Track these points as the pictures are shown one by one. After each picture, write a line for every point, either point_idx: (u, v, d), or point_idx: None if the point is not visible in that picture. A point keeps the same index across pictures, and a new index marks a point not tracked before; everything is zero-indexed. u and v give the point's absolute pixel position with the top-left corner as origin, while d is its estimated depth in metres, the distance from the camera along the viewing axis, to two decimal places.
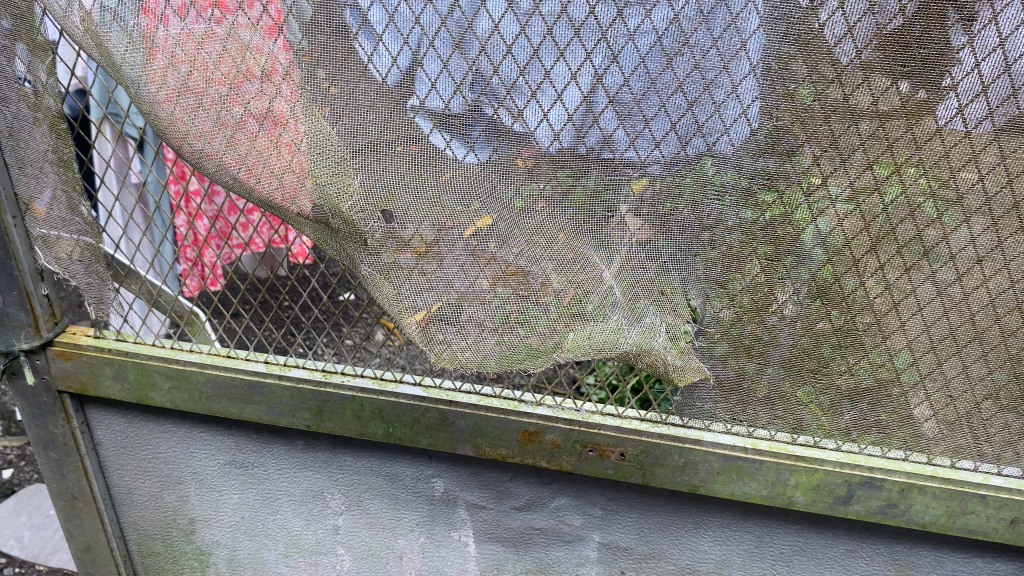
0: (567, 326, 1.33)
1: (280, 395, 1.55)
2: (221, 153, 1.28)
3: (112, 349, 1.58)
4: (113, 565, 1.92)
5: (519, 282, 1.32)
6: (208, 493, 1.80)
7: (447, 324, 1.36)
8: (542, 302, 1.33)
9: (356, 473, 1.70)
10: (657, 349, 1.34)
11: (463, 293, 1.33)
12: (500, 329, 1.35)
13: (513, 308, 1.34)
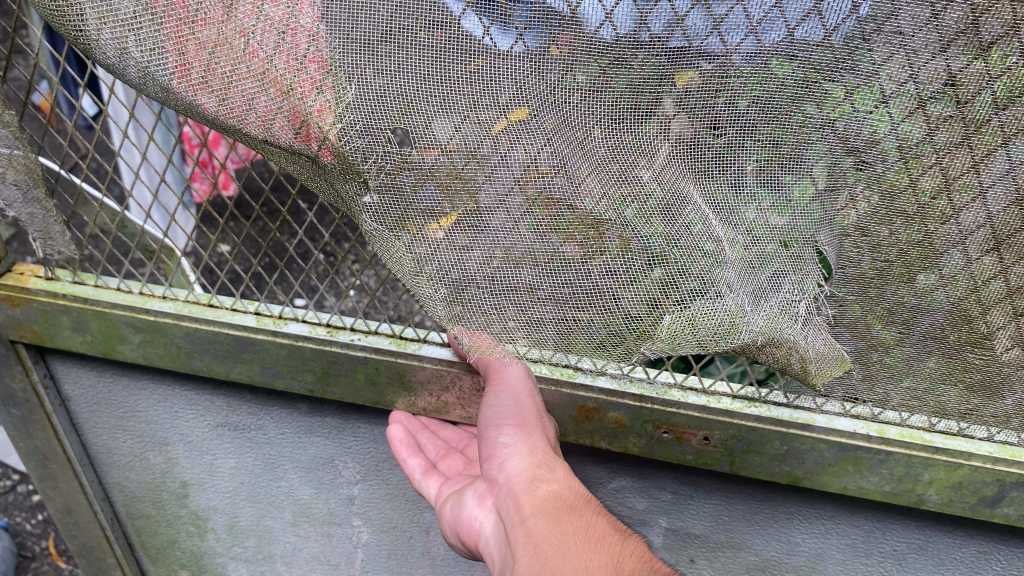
0: (662, 306, 0.93)
1: (276, 353, 1.25)
2: (147, 38, 0.87)
3: (65, 296, 1.26)
4: (97, 530, 1.68)
5: (587, 234, 0.90)
6: (200, 456, 1.53)
7: (481, 284, 0.94)
8: (615, 266, 0.92)
9: (371, 443, 1.40)
10: (791, 338, 0.98)
11: (502, 249, 0.93)
12: (558, 298, 0.94)
13: (584, 272, 0.92)
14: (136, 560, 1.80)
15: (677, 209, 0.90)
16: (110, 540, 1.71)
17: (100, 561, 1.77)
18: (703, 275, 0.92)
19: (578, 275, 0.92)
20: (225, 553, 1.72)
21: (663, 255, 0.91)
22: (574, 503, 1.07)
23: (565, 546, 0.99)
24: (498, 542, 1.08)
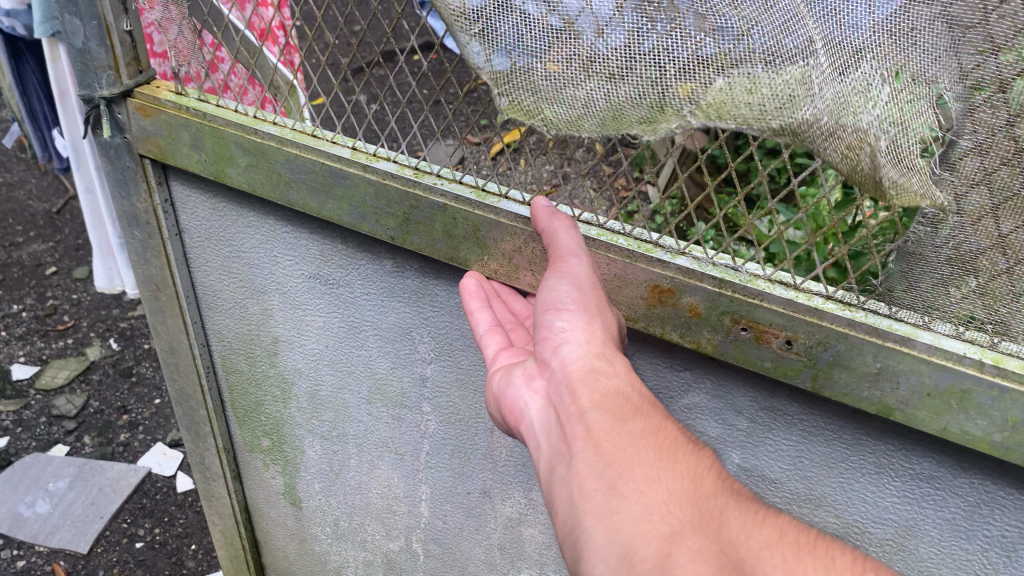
0: (715, 69, 0.81)
1: (363, 192, 1.22)
2: None
3: (189, 109, 1.31)
4: (195, 376, 1.76)
5: (655, 6, 0.81)
6: (292, 311, 1.56)
7: (533, 53, 0.87)
8: (681, 47, 0.81)
9: (447, 316, 1.36)
10: (867, 134, 0.79)
11: (560, 11, 0.85)
12: (614, 70, 0.85)
13: (653, 44, 0.83)
14: (226, 420, 1.86)
15: (775, 1, 0.79)
16: (204, 390, 1.78)
17: (193, 412, 1.84)
18: (778, 61, 0.79)
19: (634, 49, 0.83)
20: (303, 424, 1.74)
21: (738, 40, 0.79)
22: (643, 401, 0.91)
23: (639, 452, 0.84)
24: (551, 432, 0.92)
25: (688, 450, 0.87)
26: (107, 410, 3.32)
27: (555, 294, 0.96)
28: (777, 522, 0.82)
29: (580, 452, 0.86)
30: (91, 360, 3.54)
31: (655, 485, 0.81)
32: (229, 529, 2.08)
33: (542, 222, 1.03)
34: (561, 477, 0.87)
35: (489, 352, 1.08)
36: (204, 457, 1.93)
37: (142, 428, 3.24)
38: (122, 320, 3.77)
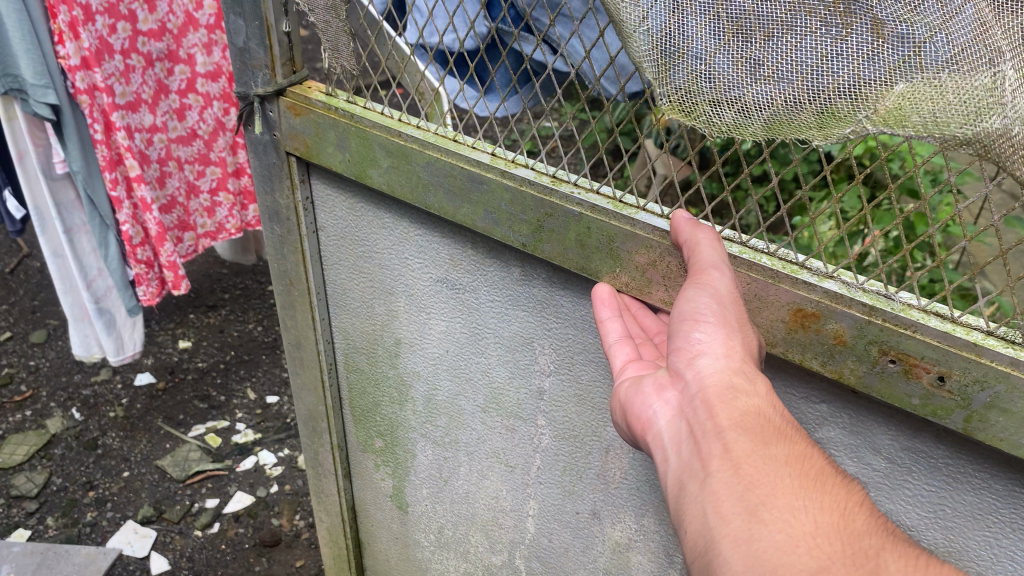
0: (894, 74, 0.77)
1: (499, 197, 1.20)
2: None
3: (337, 110, 1.34)
4: (317, 370, 1.80)
5: (832, 8, 0.78)
6: (417, 313, 1.57)
7: (699, 51, 0.84)
8: (858, 50, 0.78)
9: (571, 332, 1.32)
10: None
11: (721, 10, 0.82)
12: (771, 72, 0.82)
13: (823, 46, 0.79)
14: (343, 416, 1.90)
15: (961, 9, 0.73)
16: (324, 385, 1.82)
17: (313, 407, 1.89)
18: (966, 69, 0.74)
19: (805, 53, 0.80)
20: (418, 428, 1.75)
21: (920, 46, 0.75)
22: (785, 424, 0.86)
23: (782, 478, 0.80)
24: (682, 446, 0.88)
25: (834, 483, 0.82)
26: (71, 488, 3.05)
27: (694, 304, 0.92)
28: (941, 572, 0.76)
29: (717, 471, 0.82)
30: (52, 434, 3.27)
31: (802, 516, 0.77)
32: (335, 528, 2.12)
33: (686, 233, 0.99)
34: (692, 494, 0.83)
35: (619, 361, 1.04)
36: (317, 453, 1.98)
37: (110, 506, 2.99)
38: (85, 387, 3.50)
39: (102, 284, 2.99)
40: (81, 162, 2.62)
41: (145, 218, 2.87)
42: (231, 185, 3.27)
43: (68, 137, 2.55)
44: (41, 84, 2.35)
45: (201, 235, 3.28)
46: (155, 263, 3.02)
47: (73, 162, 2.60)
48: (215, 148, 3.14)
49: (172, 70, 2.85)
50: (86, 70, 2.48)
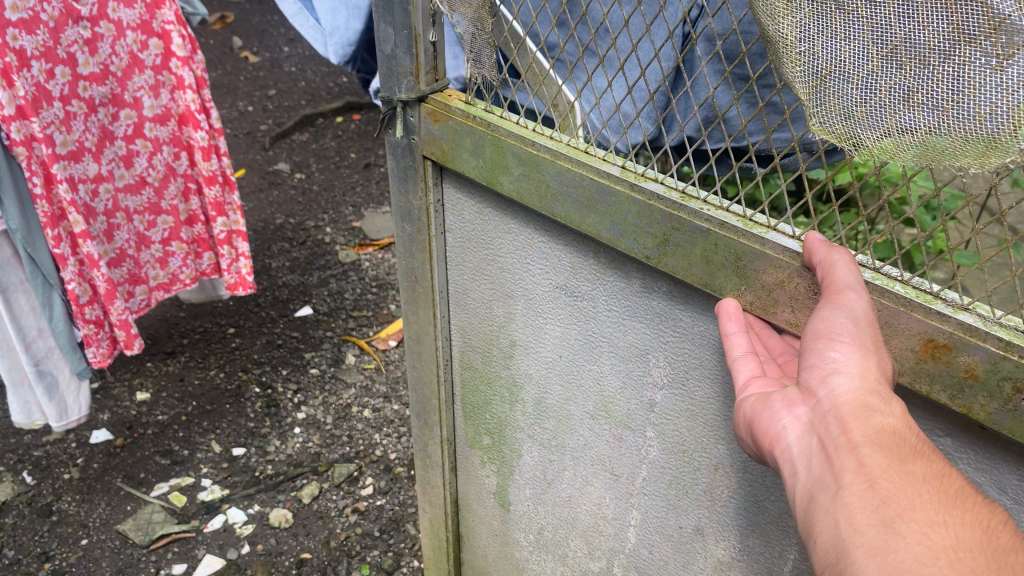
0: None
1: (624, 209, 1.08)
2: None
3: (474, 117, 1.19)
4: (433, 366, 1.59)
5: (987, 29, 0.69)
6: (535, 316, 1.35)
7: (841, 76, 0.79)
8: (1012, 78, 0.69)
9: (691, 350, 1.13)
10: None
11: (871, 33, 0.76)
12: (918, 97, 0.75)
13: (969, 74, 0.71)
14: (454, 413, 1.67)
15: None
16: (439, 381, 1.61)
17: (426, 400, 1.68)
18: None
19: (952, 78, 0.73)
20: (525, 428, 1.52)
21: None
22: (921, 444, 0.84)
23: (919, 495, 0.78)
24: (813, 460, 0.86)
25: (976, 502, 0.78)
26: None
27: (829, 324, 0.90)
28: None
29: (851, 484, 0.81)
30: None
31: (945, 533, 0.74)
32: (437, 519, 1.89)
33: (819, 254, 0.94)
34: (824, 506, 0.82)
35: (743, 376, 1.00)
36: (427, 444, 1.76)
37: None
38: None
39: (42, 343, 2.15)
40: (18, 219, 1.86)
41: (93, 274, 2.06)
42: (185, 234, 2.43)
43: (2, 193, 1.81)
44: None
45: (154, 288, 2.40)
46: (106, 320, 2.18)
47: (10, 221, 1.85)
48: (167, 196, 2.33)
49: (116, 113, 2.11)
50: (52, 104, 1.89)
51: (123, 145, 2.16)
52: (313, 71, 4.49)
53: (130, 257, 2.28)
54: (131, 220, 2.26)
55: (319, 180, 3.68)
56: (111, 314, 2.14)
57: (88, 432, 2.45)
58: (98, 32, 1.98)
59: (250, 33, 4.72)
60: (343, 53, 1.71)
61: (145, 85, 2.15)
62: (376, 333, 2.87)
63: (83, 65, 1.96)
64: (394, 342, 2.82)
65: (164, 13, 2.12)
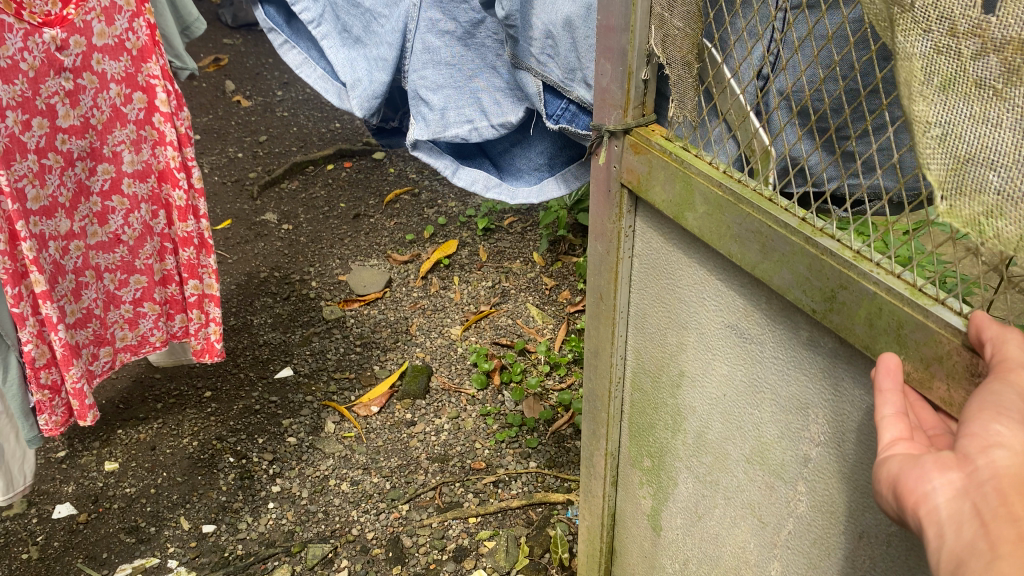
0: None
1: (797, 260, 0.94)
2: None
3: (672, 154, 1.07)
4: (605, 381, 1.46)
5: None
6: (702, 352, 1.22)
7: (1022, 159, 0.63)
8: None
9: (853, 411, 0.99)
10: None
11: None
12: None
13: None
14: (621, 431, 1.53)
15: None
16: (610, 397, 1.47)
17: (595, 409, 1.54)
18: None
19: None
20: (684, 459, 1.36)
21: None
22: None
23: None
24: (962, 527, 0.60)
25: None
26: None
27: (997, 397, 0.66)
28: None
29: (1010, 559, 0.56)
30: None
31: None
32: (593, 528, 1.73)
33: (990, 330, 0.73)
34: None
35: (885, 436, 0.75)
36: (592, 453, 1.62)
37: None
38: None
39: None
40: None
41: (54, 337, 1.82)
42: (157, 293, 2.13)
43: None
44: None
45: (119, 349, 2.11)
46: (64, 386, 1.91)
47: None
48: (142, 252, 2.05)
49: (92, 166, 1.88)
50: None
51: (99, 201, 1.92)
52: (305, 117, 4.31)
53: (97, 319, 2.01)
54: (100, 278, 2.00)
55: (306, 232, 3.55)
56: (66, 381, 1.88)
57: (51, 507, 2.27)
58: (80, 83, 1.78)
59: (244, 78, 4.61)
60: (367, 106, 1.31)
61: (126, 140, 1.92)
62: (357, 398, 2.69)
63: (62, 117, 1.76)
64: (376, 408, 2.64)
65: (152, 66, 1.91)
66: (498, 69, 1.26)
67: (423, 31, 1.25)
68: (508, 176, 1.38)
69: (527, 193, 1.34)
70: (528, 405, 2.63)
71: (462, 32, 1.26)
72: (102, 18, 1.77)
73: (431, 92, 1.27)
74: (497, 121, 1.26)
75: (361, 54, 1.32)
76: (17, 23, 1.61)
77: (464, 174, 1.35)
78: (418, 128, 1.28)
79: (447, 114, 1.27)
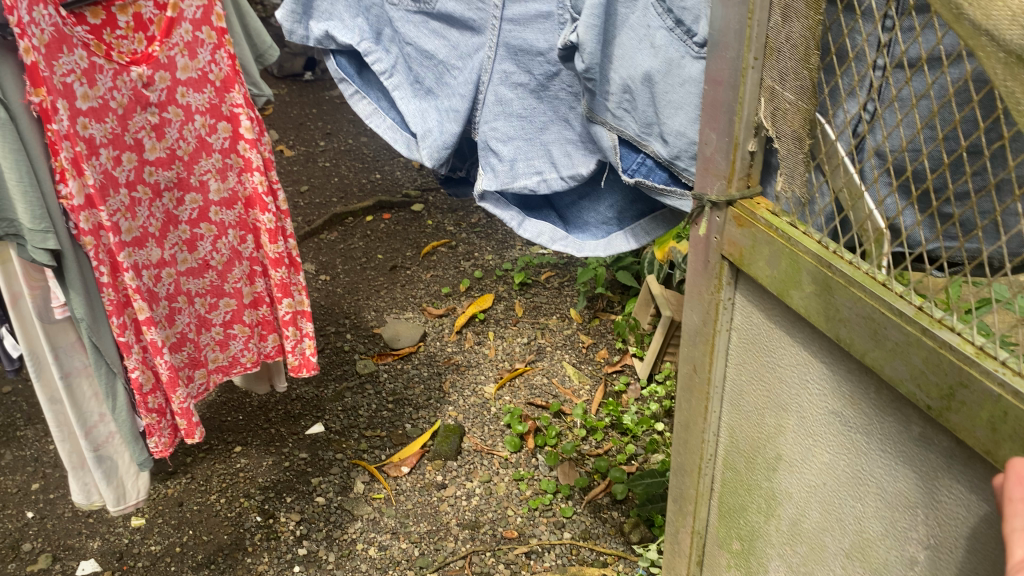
0: None
1: (912, 352, 0.86)
2: None
3: (779, 228, 1.03)
4: (696, 457, 1.38)
5: None
6: (802, 436, 1.13)
7: None
8: None
9: (966, 517, 0.90)
10: None
11: None
12: None
13: None
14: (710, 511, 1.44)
15: None
16: (701, 473, 1.39)
17: (683, 486, 1.46)
18: None
19: None
20: (777, 546, 1.26)
21: None
22: None
23: None
24: None
25: None
26: None
27: None
28: None
29: None
30: None
31: None
32: None
33: None
34: None
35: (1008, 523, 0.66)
36: (678, 530, 1.54)
37: None
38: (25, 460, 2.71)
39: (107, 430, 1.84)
40: (85, 310, 1.58)
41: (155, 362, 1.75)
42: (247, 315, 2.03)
43: (72, 285, 1.55)
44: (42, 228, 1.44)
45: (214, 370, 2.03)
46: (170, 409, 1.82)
47: (76, 309, 1.57)
48: (231, 276, 1.95)
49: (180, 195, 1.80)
50: (91, 209, 1.55)
51: (187, 229, 1.84)
52: (346, 167, 4.32)
53: (191, 342, 1.94)
54: (191, 303, 1.92)
55: (342, 282, 3.52)
56: (173, 403, 1.79)
57: (75, 563, 2.23)
58: (166, 117, 1.71)
59: (288, 127, 4.64)
60: (437, 156, 1.35)
61: (213, 169, 1.83)
62: (388, 457, 2.61)
63: (150, 150, 1.70)
64: (407, 469, 2.55)
65: (234, 95, 1.80)
66: (570, 122, 1.26)
67: (496, 83, 1.26)
68: (575, 228, 1.38)
69: (595, 245, 1.36)
70: (562, 470, 2.51)
71: (535, 84, 1.25)
72: (185, 52, 1.70)
73: (501, 143, 1.27)
74: (567, 173, 1.27)
75: (432, 105, 1.37)
76: (107, 63, 1.56)
77: (529, 226, 1.36)
78: (486, 179, 1.29)
79: (516, 166, 1.28)
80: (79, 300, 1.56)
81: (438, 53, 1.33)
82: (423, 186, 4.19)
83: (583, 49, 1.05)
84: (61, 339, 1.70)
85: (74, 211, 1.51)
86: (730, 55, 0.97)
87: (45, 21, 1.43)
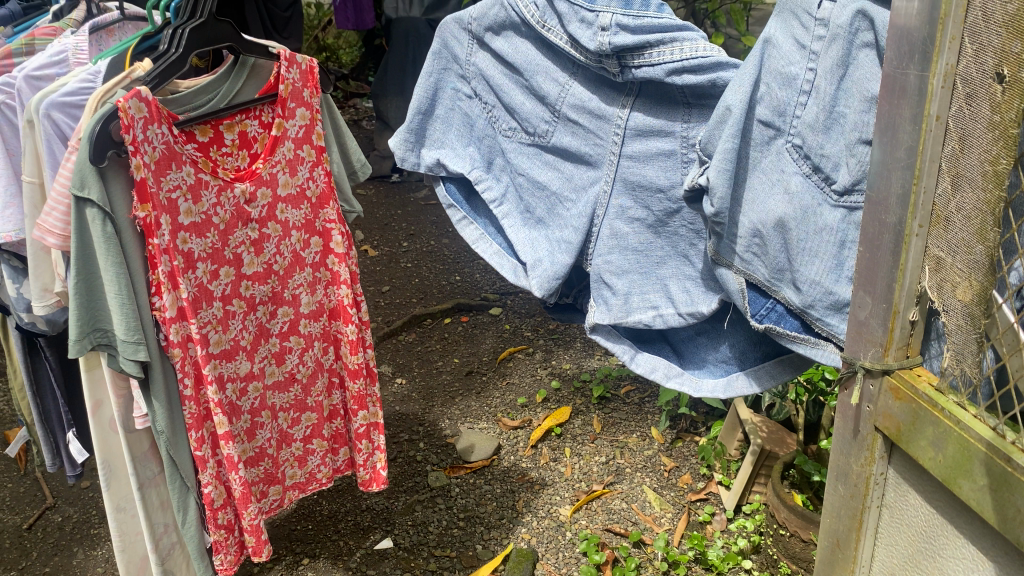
0: None
1: None
2: None
3: (944, 410, 0.99)
4: None
5: None
6: None
7: None
8: None
9: None
10: None
11: None
12: None
13: None
14: None
15: None
16: None
17: None
18: None
19: None
20: None
21: None
22: None
23: None
24: None
25: None
26: None
27: None
28: None
29: None
30: None
31: None
32: None
33: None
34: None
35: None
36: None
37: None
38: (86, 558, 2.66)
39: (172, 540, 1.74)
40: (165, 419, 1.53)
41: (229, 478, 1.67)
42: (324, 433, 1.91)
43: (157, 397, 1.51)
44: (133, 338, 1.41)
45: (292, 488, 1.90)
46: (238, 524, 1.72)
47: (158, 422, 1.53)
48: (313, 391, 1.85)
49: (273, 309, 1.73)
50: (182, 321, 1.53)
51: (277, 342, 1.75)
52: (427, 269, 4.33)
53: (269, 458, 1.82)
54: (275, 418, 1.80)
55: (418, 386, 3.46)
56: (243, 519, 1.68)
57: None
58: (265, 233, 1.67)
59: (372, 229, 4.71)
60: (547, 286, 1.41)
61: (305, 283, 1.77)
62: None
63: (247, 265, 1.65)
64: None
65: (328, 211, 1.77)
66: (690, 258, 1.31)
67: (613, 217, 1.35)
68: (690, 363, 1.39)
69: (714, 385, 1.35)
70: None
71: (654, 220, 1.33)
72: (286, 168, 1.67)
73: (615, 276, 1.35)
74: (685, 308, 1.30)
75: (544, 236, 1.44)
76: (213, 180, 1.55)
77: (643, 361, 1.37)
78: (599, 312, 1.35)
79: (631, 300, 1.34)
80: (163, 412, 1.52)
81: (552, 185, 1.43)
82: (502, 289, 4.15)
83: (714, 193, 1.11)
84: (137, 448, 1.62)
85: (165, 323, 1.48)
86: (892, 218, 1.01)
87: (157, 140, 1.43)
